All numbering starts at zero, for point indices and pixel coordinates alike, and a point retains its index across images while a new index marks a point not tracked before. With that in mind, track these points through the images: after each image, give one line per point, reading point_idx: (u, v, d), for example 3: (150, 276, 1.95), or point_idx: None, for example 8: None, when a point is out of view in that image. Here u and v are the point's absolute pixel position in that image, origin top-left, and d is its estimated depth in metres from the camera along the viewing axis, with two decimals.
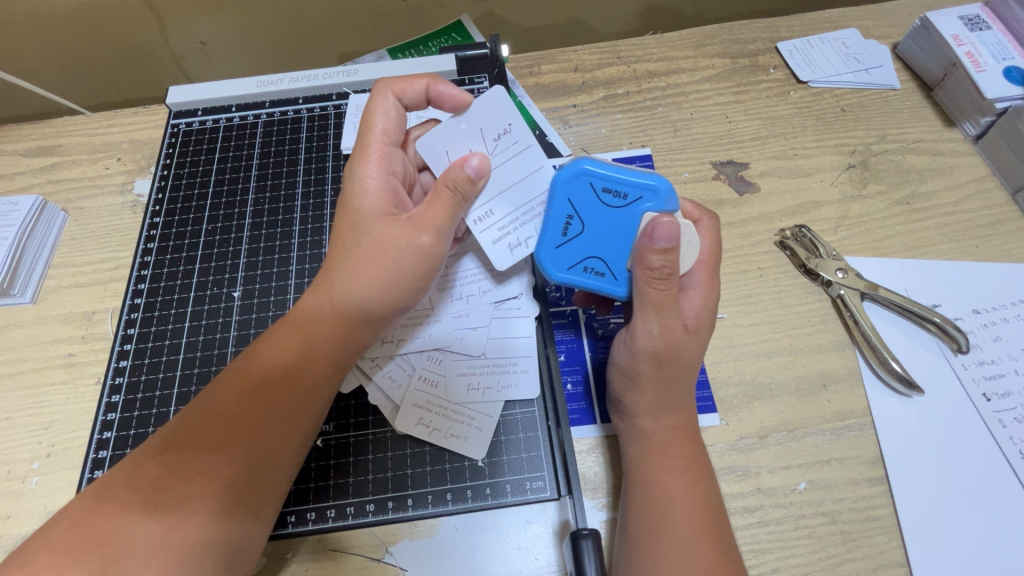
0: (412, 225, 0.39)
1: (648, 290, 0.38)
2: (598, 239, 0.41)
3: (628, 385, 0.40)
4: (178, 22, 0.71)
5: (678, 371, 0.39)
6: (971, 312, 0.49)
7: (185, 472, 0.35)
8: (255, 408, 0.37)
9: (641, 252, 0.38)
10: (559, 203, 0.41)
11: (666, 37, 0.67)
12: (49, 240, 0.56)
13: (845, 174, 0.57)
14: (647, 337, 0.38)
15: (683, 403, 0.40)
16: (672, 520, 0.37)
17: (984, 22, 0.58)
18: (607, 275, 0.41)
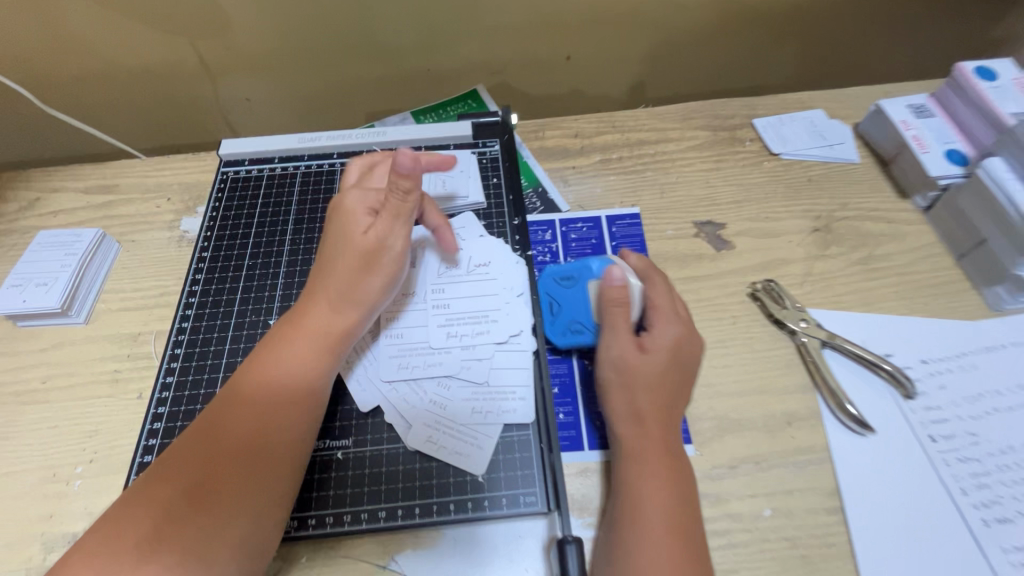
0: (383, 236, 0.49)
1: (613, 313, 0.49)
2: (570, 309, 0.54)
3: (605, 398, 0.48)
4: (227, 81, 0.81)
5: (666, 389, 0.46)
6: (919, 362, 0.56)
7: (205, 483, 0.40)
8: (258, 415, 0.43)
9: (604, 291, 0.50)
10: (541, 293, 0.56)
11: (655, 111, 0.77)
12: (103, 267, 0.63)
13: (810, 236, 0.65)
14: (614, 351, 0.48)
15: (666, 422, 0.46)
16: (651, 519, 0.42)
17: (928, 110, 0.68)
18: (583, 331, 0.52)
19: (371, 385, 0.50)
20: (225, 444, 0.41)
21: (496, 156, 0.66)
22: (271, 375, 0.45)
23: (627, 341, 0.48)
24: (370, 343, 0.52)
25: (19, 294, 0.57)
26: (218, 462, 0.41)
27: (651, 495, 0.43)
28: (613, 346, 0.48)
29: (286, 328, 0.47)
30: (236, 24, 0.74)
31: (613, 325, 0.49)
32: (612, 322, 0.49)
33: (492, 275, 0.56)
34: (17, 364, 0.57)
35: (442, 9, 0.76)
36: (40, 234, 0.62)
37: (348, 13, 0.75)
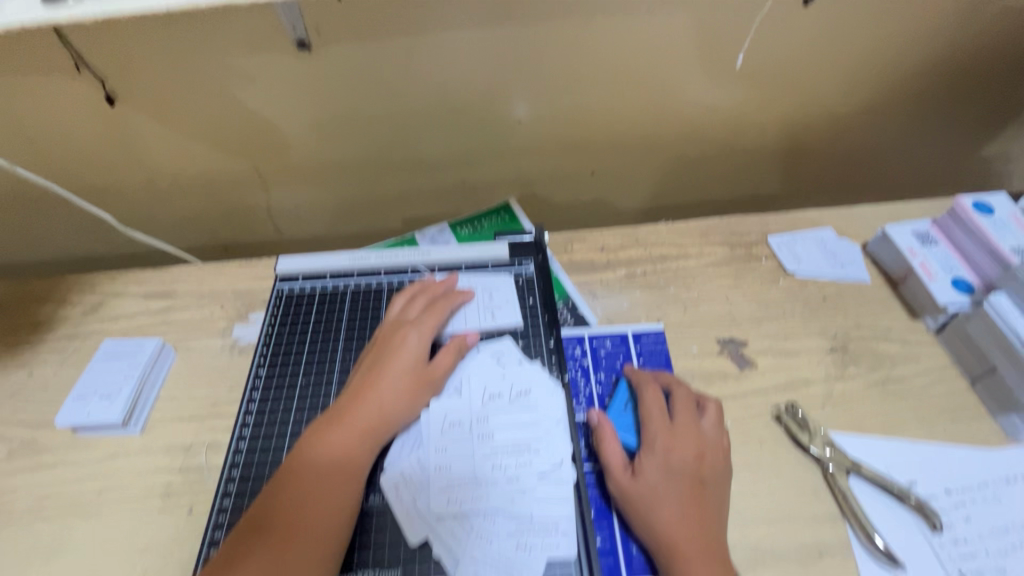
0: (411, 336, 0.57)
1: (656, 430, 0.55)
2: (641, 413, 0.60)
3: (652, 506, 0.51)
4: (280, 191, 0.88)
5: (685, 475, 0.52)
6: (944, 491, 0.58)
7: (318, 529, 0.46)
8: (345, 481, 0.48)
9: (653, 407, 0.57)
10: (622, 389, 0.62)
11: (675, 227, 0.83)
12: (159, 376, 0.66)
13: (829, 356, 0.69)
14: (654, 464, 0.53)
15: (678, 495, 0.51)
16: None
17: (933, 238, 0.73)
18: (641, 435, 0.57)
19: (419, 516, 0.50)
20: (322, 501, 0.47)
21: (531, 276, 0.70)
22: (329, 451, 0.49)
23: (654, 456, 0.53)
24: (419, 472, 0.52)
25: (83, 408, 0.61)
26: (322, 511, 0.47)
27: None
28: (651, 467, 0.52)
29: (323, 420, 0.52)
30: (296, 146, 0.81)
31: (654, 445, 0.54)
32: (653, 434, 0.55)
33: (534, 403, 0.56)
34: (75, 474, 0.60)
35: (480, 133, 0.85)
36: (106, 345, 0.66)
37: (397, 137, 0.83)
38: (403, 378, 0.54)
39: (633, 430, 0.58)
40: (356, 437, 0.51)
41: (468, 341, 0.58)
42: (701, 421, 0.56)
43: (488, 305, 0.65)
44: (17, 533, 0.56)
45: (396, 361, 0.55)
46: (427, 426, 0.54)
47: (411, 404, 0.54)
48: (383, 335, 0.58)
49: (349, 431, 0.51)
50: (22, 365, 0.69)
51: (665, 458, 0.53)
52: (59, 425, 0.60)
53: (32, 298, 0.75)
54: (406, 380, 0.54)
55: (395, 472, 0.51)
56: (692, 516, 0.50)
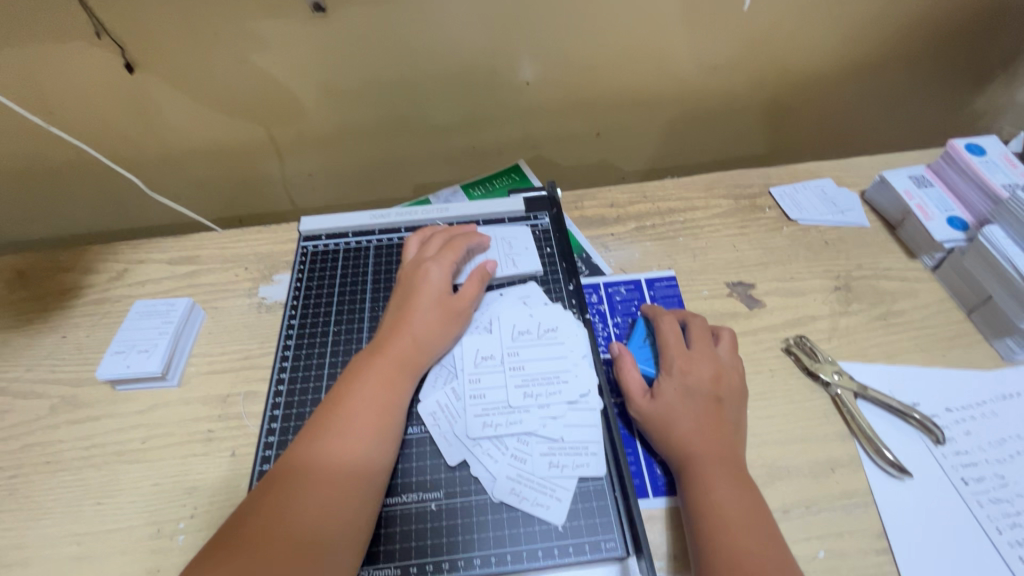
0: (433, 275, 0.60)
1: (673, 356, 0.58)
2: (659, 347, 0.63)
3: (671, 422, 0.54)
4: (294, 160, 0.90)
5: (702, 393, 0.55)
6: (944, 410, 0.61)
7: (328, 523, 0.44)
8: (384, 418, 0.50)
9: (669, 337, 0.60)
10: (640, 327, 0.66)
11: (681, 182, 0.86)
12: (192, 334, 0.68)
13: (833, 295, 0.72)
14: (672, 385, 0.56)
15: (695, 411, 0.54)
16: (706, 493, 0.50)
17: (928, 181, 0.77)
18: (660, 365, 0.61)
19: (458, 441, 0.53)
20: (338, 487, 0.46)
21: (546, 228, 0.72)
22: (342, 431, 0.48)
23: (672, 379, 0.57)
24: (454, 402, 0.55)
25: (123, 360, 0.63)
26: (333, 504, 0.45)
27: (714, 488, 0.50)
28: (669, 388, 0.56)
29: (358, 359, 0.55)
30: (310, 113, 0.83)
31: (671, 369, 0.57)
32: (670, 360, 0.58)
33: (560, 338, 0.59)
34: (118, 425, 0.62)
35: (489, 96, 0.87)
36: (138, 304, 0.68)
37: (408, 102, 0.85)
38: (433, 310, 0.57)
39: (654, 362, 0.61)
40: (391, 368, 0.53)
41: (488, 268, 0.61)
42: (716, 348, 0.59)
43: (508, 253, 0.67)
44: (68, 479, 0.58)
45: (423, 297, 0.58)
46: (459, 361, 0.57)
47: (442, 333, 0.56)
48: (406, 279, 0.61)
49: (372, 390, 0.51)
50: (54, 329, 0.71)
51: (682, 380, 0.56)
52: (100, 378, 0.62)
53: (59, 267, 0.77)
54: (434, 311, 0.57)
55: (432, 403, 0.55)
56: (709, 429, 0.53)
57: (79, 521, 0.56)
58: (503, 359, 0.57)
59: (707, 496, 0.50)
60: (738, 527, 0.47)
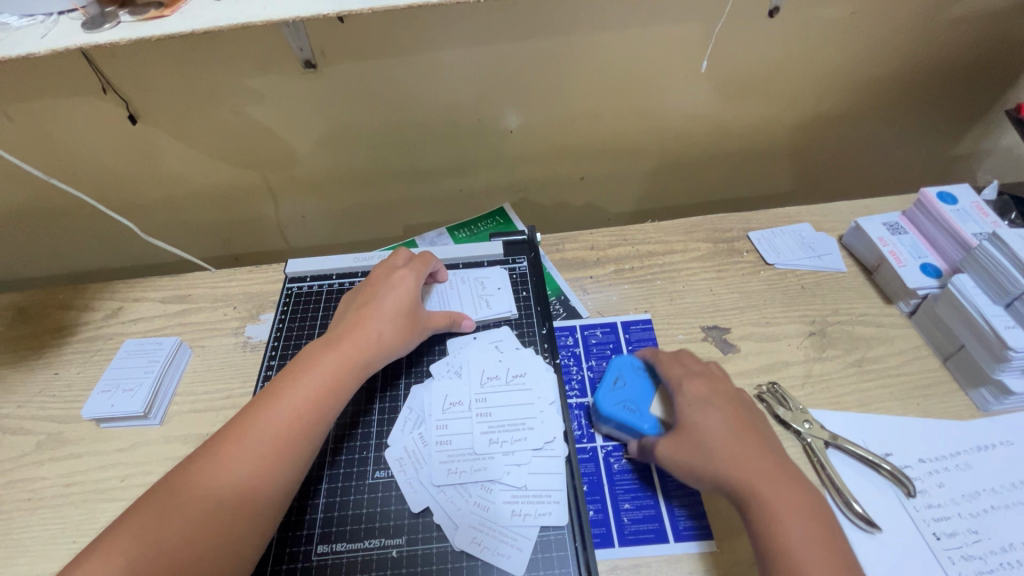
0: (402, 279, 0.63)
1: (689, 387, 0.57)
2: (635, 391, 0.60)
3: (719, 454, 0.51)
4: (287, 201, 0.94)
5: (734, 419, 0.54)
6: (918, 461, 0.61)
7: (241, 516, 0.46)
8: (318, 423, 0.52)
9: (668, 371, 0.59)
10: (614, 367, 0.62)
11: (661, 226, 0.88)
12: (177, 372, 0.71)
13: (807, 340, 0.72)
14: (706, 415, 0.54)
15: (739, 440, 0.52)
16: (782, 531, 0.47)
17: (902, 228, 0.78)
18: (637, 412, 0.58)
19: (422, 487, 0.54)
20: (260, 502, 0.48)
21: (524, 271, 0.74)
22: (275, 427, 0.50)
23: (701, 409, 0.54)
24: (421, 448, 0.56)
25: (107, 399, 0.65)
26: (241, 510, 0.46)
27: (784, 527, 0.47)
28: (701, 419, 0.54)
29: (313, 348, 0.57)
30: (302, 158, 0.87)
31: (696, 400, 0.55)
32: (687, 392, 0.56)
33: (528, 384, 0.60)
34: (99, 463, 0.64)
35: (475, 143, 0.90)
36: (129, 343, 0.71)
37: (397, 149, 0.89)
38: (395, 314, 0.60)
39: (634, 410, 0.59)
40: (340, 367, 0.55)
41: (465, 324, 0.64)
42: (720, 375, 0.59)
43: (481, 295, 0.69)
44: (47, 516, 0.60)
45: (389, 297, 0.61)
46: (428, 407, 0.58)
47: (396, 337, 0.59)
48: (374, 280, 0.64)
49: (310, 388, 0.53)
50: (47, 365, 0.74)
51: (711, 408, 0.54)
52: (85, 416, 0.64)
53: (56, 305, 0.80)
54: (391, 319, 0.59)
55: (399, 448, 0.56)
56: (759, 456, 0.51)
57: (53, 559, 0.57)
58: (472, 405, 0.58)
59: (782, 535, 0.47)
60: (823, 560, 0.45)
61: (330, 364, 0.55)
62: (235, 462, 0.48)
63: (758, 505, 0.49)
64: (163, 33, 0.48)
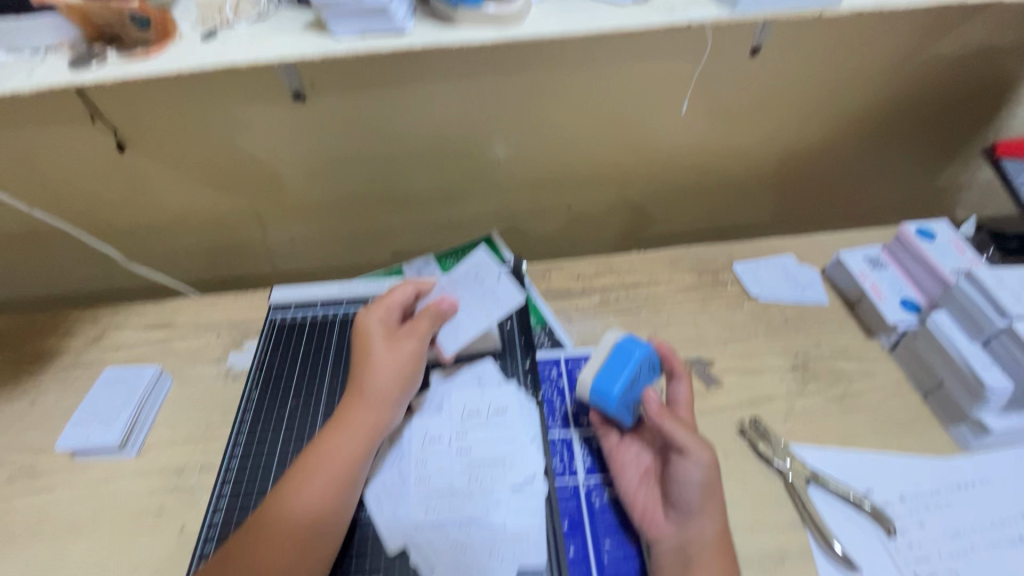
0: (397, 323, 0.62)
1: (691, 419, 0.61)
2: (637, 390, 0.61)
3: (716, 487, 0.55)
4: (276, 227, 0.94)
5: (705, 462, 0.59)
6: (899, 499, 0.61)
7: (314, 551, 0.49)
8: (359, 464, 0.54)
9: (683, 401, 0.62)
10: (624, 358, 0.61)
11: (647, 256, 0.89)
12: (157, 402, 0.70)
13: (790, 374, 0.73)
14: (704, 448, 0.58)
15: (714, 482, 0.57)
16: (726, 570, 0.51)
17: (882, 263, 0.79)
18: (630, 411, 0.60)
19: (398, 526, 0.53)
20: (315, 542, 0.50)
21: None
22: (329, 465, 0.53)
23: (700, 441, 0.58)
24: (399, 485, 0.55)
25: (83, 430, 0.64)
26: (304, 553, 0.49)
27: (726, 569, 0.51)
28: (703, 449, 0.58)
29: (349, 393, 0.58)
30: (291, 186, 0.88)
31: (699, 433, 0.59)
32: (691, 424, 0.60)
33: (509, 420, 0.60)
34: (72, 497, 0.62)
35: (463, 172, 0.91)
36: (108, 372, 0.71)
37: (386, 178, 0.90)
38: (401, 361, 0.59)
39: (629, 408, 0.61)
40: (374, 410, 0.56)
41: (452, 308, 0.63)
42: None
43: (486, 288, 0.67)
44: (16, 554, 0.58)
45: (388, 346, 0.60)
46: (407, 442, 0.58)
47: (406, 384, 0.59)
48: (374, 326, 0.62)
49: (355, 427, 0.55)
50: (25, 394, 0.73)
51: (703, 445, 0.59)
52: (60, 448, 0.64)
53: (37, 331, 0.79)
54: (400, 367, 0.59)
55: (377, 485, 0.55)
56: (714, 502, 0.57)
57: None
58: (452, 440, 0.58)
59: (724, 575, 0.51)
60: None
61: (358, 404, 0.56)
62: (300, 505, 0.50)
63: (710, 538, 0.52)
64: (150, 72, 0.48)
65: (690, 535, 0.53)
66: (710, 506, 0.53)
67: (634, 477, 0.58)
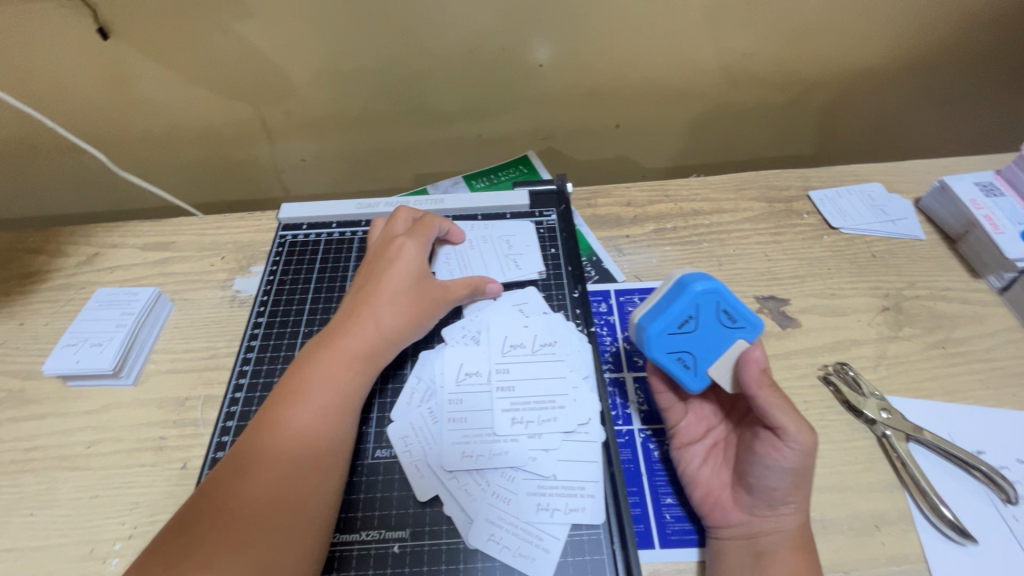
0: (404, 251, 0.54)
1: None
2: (701, 342, 0.46)
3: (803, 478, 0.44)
4: (285, 142, 0.83)
5: None
6: (1015, 461, 0.52)
7: (291, 486, 0.41)
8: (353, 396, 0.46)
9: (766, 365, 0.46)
10: (685, 303, 0.45)
11: (708, 181, 0.77)
12: (155, 328, 0.62)
13: (880, 316, 0.62)
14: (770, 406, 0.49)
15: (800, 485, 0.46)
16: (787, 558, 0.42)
17: (998, 189, 0.66)
18: (691, 369, 0.47)
19: (430, 471, 0.45)
20: (290, 474, 0.41)
21: (553, 226, 0.64)
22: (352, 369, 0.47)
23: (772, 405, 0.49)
24: (430, 425, 0.47)
25: (72, 354, 0.57)
26: (279, 485, 0.40)
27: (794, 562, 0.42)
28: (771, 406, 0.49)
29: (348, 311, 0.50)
30: (301, 91, 0.76)
31: None
32: None
33: (558, 355, 0.51)
34: (64, 426, 0.56)
35: (498, 80, 0.79)
36: (100, 292, 0.63)
37: (410, 85, 0.78)
38: (405, 291, 0.51)
39: (687, 366, 0.47)
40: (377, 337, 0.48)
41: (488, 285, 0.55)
42: None
43: (507, 254, 0.60)
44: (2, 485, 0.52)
45: (393, 270, 0.52)
46: (439, 376, 0.50)
47: (409, 318, 0.50)
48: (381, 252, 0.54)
49: (349, 352, 0.47)
50: (12, 315, 0.65)
51: None
52: (47, 373, 0.56)
53: (24, 248, 0.71)
54: (403, 295, 0.51)
55: (404, 424, 0.47)
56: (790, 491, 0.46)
57: (6, 535, 0.49)
58: (491, 381, 0.49)
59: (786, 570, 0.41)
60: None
61: (360, 322, 0.49)
62: (283, 425, 0.43)
63: (790, 530, 0.42)
64: None
65: (764, 527, 0.43)
66: (799, 495, 0.43)
67: (694, 453, 0.48)
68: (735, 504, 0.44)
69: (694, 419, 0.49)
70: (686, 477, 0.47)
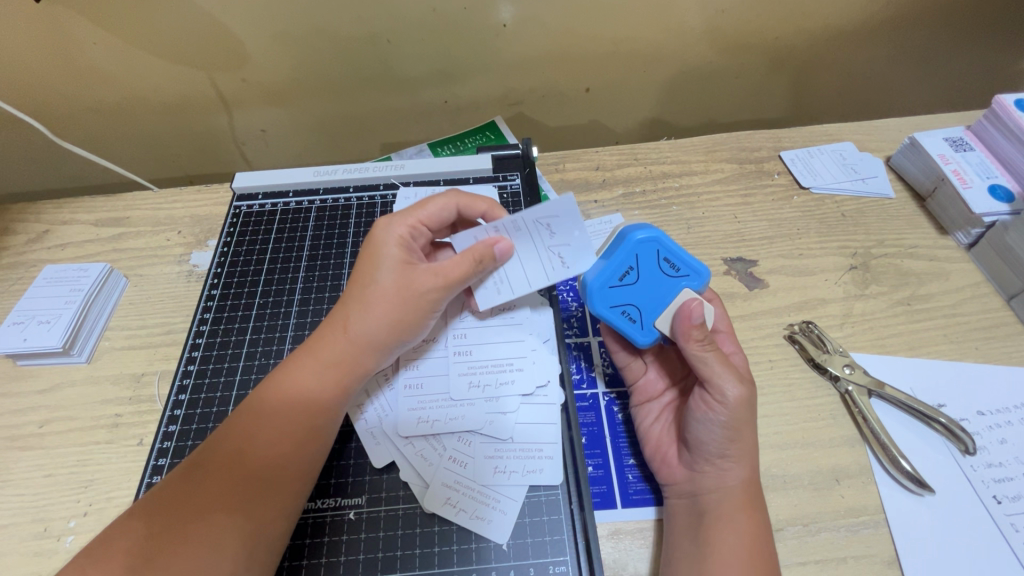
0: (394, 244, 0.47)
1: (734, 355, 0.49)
2: (644, 292, 0.47)
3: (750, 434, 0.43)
4: (243, 113, 0.80)
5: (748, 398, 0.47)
6: (976, 413, 0.52)
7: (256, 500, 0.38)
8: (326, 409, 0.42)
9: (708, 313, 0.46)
10: (623, 255, 0.47)
11: (679, 144, 0.75)
12: (108, 305, 0.60)
13: (848, 274, 0.62)
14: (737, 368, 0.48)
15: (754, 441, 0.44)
16: (732, 517, 0.41)
17: (967, 144, 0.65)
18: (637, 322, 0.48)
19: (385, 438, 0.45)
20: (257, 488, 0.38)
21: (516, 190, 0.63)
22: (325, 370, 0.43)
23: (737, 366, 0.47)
24: (387, 392, 0.47)
25: (20, 333, 0.55)
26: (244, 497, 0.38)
27: (736, 520, 0.40)
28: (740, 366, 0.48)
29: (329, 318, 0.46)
30: (255, 58, 0.73)
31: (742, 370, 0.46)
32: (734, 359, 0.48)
33: (517, 319, 0.50)
34: (14, 406, 0.54)
35: (462, 43, 0.76)
36: (48, 269, 0.60)
37: (369, 50, 0.75)
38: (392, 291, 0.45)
39: (632, 318, 0.48)
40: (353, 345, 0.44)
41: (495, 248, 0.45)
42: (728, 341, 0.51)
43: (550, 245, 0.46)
44: None
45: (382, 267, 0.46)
46: None
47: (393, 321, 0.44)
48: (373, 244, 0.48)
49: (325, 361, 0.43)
50: None
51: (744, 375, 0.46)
52: None
53: None
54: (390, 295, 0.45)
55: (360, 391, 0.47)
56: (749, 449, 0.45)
57: None
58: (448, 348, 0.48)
59: (729, 529, 0.40)
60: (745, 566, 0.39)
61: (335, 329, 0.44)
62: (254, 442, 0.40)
63: (732, 486, 0.42)
64: None
65: (705, 484, 0.42)
66: (740, 448, 0.42)
67: (649, 410, 0.48)
68: (678, 461, 0.44)
69: (652, 377, 0.50)
70: (640, 433, 0.48)
